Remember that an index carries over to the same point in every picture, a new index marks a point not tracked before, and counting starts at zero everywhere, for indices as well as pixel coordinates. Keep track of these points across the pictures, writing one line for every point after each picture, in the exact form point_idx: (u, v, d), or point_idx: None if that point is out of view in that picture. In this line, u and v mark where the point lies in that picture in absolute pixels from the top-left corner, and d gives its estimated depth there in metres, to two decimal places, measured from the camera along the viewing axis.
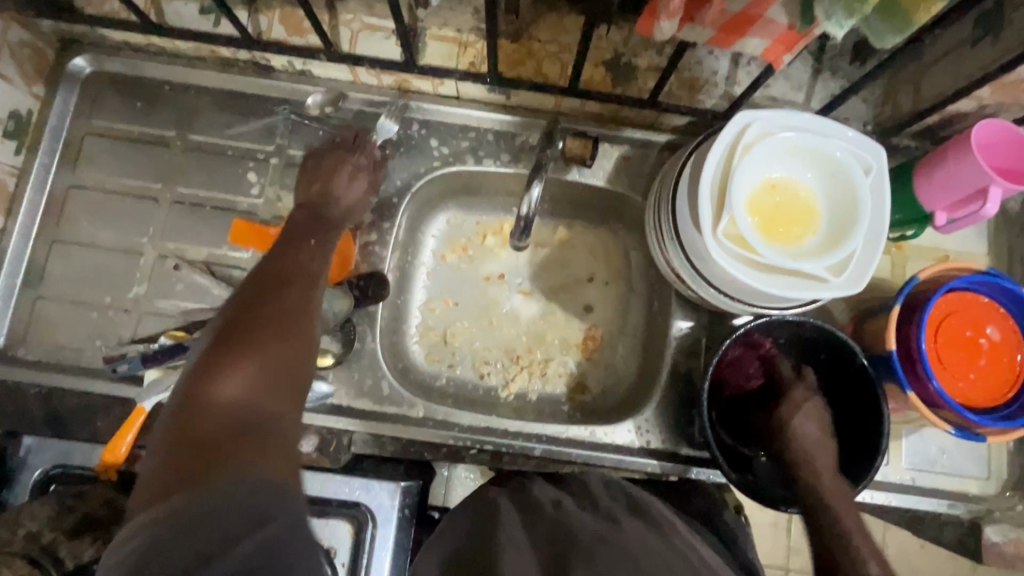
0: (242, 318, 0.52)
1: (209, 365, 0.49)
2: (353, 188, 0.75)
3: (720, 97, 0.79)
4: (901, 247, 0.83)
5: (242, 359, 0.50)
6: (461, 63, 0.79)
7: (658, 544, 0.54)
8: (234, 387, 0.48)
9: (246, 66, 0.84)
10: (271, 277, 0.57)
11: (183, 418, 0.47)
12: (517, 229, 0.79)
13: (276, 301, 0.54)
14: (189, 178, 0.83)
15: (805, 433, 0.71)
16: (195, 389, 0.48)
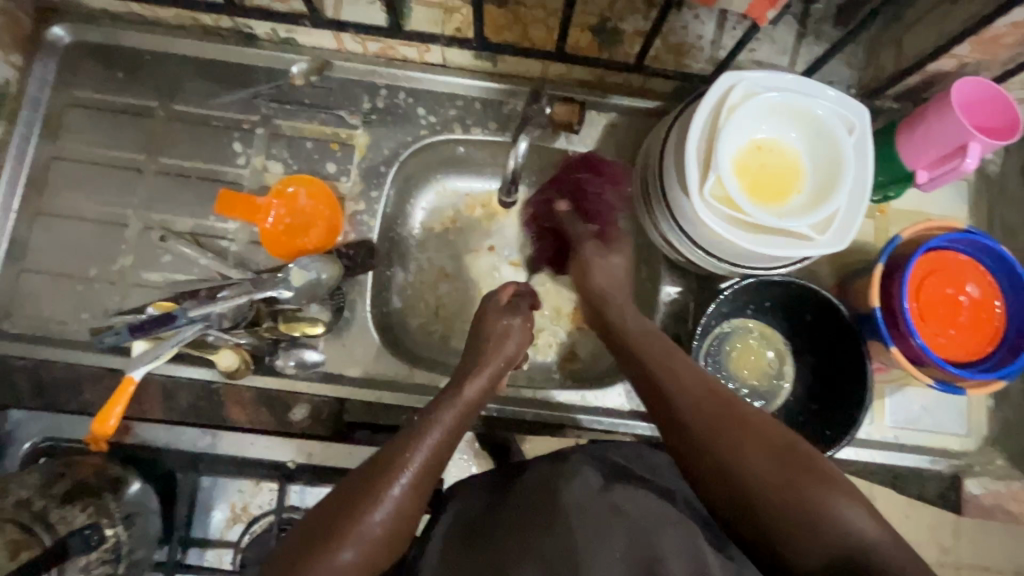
0: (325, 530, 0.53)
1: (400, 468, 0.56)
2: (510, 346, 0.71)
3: (705, 61, 0.79)
4: (884, 211, 0.85)
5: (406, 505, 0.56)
6: (447, 29, 0.78)
7: (600, 513, 0.54)
8: (391, 510, 0.55)
9: (229, 34, 0.83)
10: (354, 503, 0.54)
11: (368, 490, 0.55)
12: (505, 179, 0.79)
13: (356, 525, 0.53)
14: (173, 149, 0.82)
15: (682, 387, 0.61)
16: (378, 478, 0.56)
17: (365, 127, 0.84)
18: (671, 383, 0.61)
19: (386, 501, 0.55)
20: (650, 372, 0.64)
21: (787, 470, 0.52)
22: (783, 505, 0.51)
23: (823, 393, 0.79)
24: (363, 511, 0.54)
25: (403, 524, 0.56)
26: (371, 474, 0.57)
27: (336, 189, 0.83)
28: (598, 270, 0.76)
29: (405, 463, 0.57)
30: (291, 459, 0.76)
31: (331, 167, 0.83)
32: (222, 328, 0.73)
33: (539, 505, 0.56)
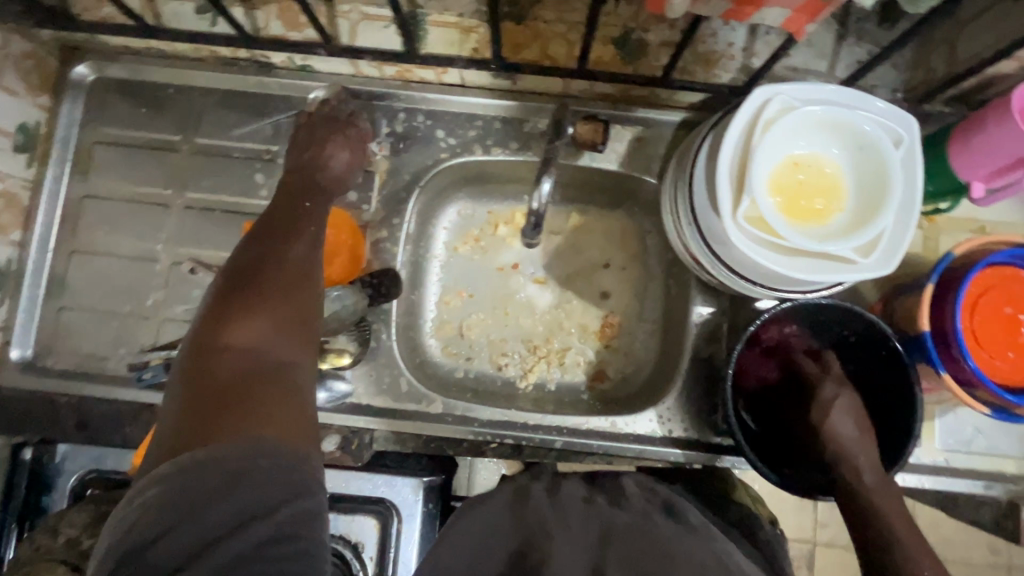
0: (247, 277, 0.60)
1: (222, 322, 0.56)
2: (336, 153, 0.74)
3: (737, 70, 0.75)
4: (933, 220, 0.79)
5: (250, 314, 0.57)
6: (464, 49, 0.76)
7: (687, 551, 0.51)
8: (242, 342, 0.54)
9: (246, 64, 0.83)
10: (206, 341, 0.55)
11: (201, 362, 0.53)
12: (528, 225, 0.77)
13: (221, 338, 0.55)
14: (198, 182, 0.83)
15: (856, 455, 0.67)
16: (213, 332, 0.55)
17: (385, 152, 0.83)
18: (852, 442, 0.68)
19: (297, 257, 0.63)
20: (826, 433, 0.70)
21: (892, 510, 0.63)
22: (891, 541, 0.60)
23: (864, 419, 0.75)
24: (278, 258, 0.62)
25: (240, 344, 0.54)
26: (212, 303, 0.58)
27: (359, 216, 0.83)
28: (838, 416, 0.70)
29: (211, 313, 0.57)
30: (324, 488, 0.77)
31: (352, 195, 0.83)
32: None
33: (628, 535, 0.53)
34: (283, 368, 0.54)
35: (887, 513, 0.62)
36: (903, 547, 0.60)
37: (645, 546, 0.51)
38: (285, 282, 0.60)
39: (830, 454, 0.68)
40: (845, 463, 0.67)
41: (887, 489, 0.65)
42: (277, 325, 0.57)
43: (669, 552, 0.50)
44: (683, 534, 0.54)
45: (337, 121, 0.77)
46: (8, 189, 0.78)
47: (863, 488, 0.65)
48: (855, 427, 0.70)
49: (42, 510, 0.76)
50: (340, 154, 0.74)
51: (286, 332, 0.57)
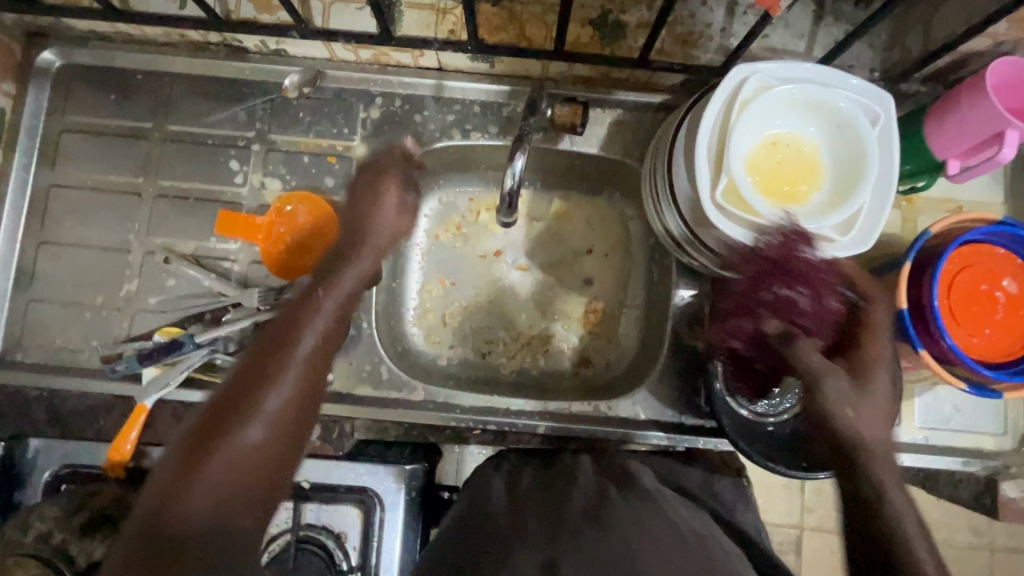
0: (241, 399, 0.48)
1: (193, 456, 0.44)
2: (381, 209, 0.69)
3: (715, 51, 0.74)
4: (911, 200, 0.80)
5: (224, 453, 0.45)
6: (440, 31, 0.75)
7: (652, 526, 0.51)
8: (201, 498, 0.43)
9: (218, 49, 0.81)
10: (173, 476, 0.43)
11: (151, 515, 0.42)
12: (504, 206, 0.75)
13: (181, 488, 0.43)
14: (171, 170, 0.81)
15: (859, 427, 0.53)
16: (180, 464, 0.44)
17: (362, 138, 0.82)
18: (864, 414, 0.54)
19: (284, 383, 0.49)
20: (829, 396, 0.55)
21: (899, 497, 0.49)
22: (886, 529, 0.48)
23: None
24: (277, 377, 0.49)
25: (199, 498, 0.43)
26: (196, 422, 0.47)
27: (336, 203, 0.81)
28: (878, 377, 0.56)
29: (188, 433, 0.46)
30: (305, 479, 0.75)
31: (329, 181, 0.81)
32: (229, 351, 0.75)
33: (617, 515, 0.53)
34: (243, 531, 0.43)
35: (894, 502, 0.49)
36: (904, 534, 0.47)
37: (625, 527, 0.51)
38: (274, 412, 0.48)
39: (834, 424, 0.53)
40: (850, 430, 0.52)
41: (890, 465, 0.51)
42: (257, 470, 0.45)
43: (637, 532, 0.51)
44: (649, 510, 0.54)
45: (375, 167, 0.72)
46: None
47: (870, 448, 0.52)
48: (887, 402, 0.55)
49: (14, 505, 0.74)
50: (386, 208, 0.69)
51: (252, 488, 0.45)
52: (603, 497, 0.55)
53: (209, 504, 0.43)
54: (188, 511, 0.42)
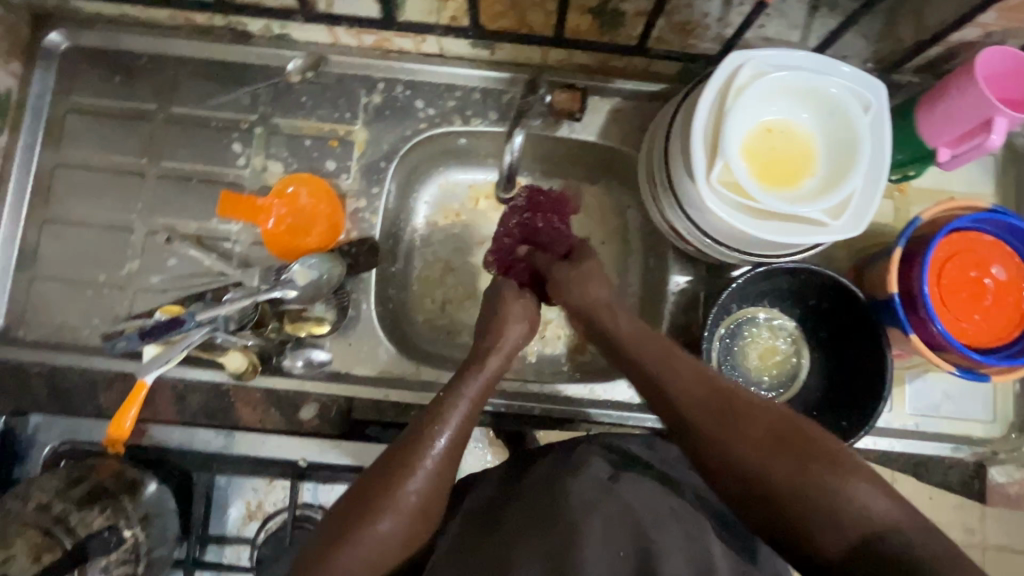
0: (361, 506, 0.56)
1: (376, 497, 0.57)
2: (513, 331, 0.73)
3: (711, 40, 0.76)
4: (903, 190, 0.81)
5: (393, 509, 0.56)
6: (442, 18, 0.75)
7: (604, 505, 0.53)
8: (381, 533, 0.55)
9: (222, 33, 0.82)
10: (375, 488, 0.58)
11: (341, 520, 0.56)
12: (500, 177, 0.79)
13: (363, 529, 0.55)
14: (174, 151, 0.82)
15: (733, 437, 0.56)
16: (363, 501, 0.57)
17: (364, 122, 0.83)
18: (704, 411, 0.59)
19: (421, 471, 0.59)
20: (681, 410, 0.60)
21: (793, 458, 0.53)
22: (798, 500, 0.51)
23: (838, 383, 0.78)
24: (403, 478, 0.58)
25: (384, 552, 0.56)
26: (390, 449, 0.61)
27: (337, 187, 0.82)
28: (676, 361, 0.64)
29: (403, 479, 0.58)
30: (302, 458, 0.76)
31: (330, 164, 0.82)
32: (229, 330, 0.73)
33: (586, 494, 0.55)
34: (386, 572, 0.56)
35: (788, 475, 0.52)
36: (815, 497, 0.51)
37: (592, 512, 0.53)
38: (424, 506, 0.58)
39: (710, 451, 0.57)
40: (722, 445, 0.56)
41: (780, 440, 0.55)
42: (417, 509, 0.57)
43: (593, 509, 0.53)
44: (609, 490, 0.55)
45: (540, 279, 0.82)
46: None
47: (743, 454, 0.55)
48: (658, 359, 0.65)
49: (13, 481, 0.75)
50: (516, 328, 0.73)
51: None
52: (569, 478, 0.57)
53: (388, 537, 0.56)
54: (365, 544, 0.55)
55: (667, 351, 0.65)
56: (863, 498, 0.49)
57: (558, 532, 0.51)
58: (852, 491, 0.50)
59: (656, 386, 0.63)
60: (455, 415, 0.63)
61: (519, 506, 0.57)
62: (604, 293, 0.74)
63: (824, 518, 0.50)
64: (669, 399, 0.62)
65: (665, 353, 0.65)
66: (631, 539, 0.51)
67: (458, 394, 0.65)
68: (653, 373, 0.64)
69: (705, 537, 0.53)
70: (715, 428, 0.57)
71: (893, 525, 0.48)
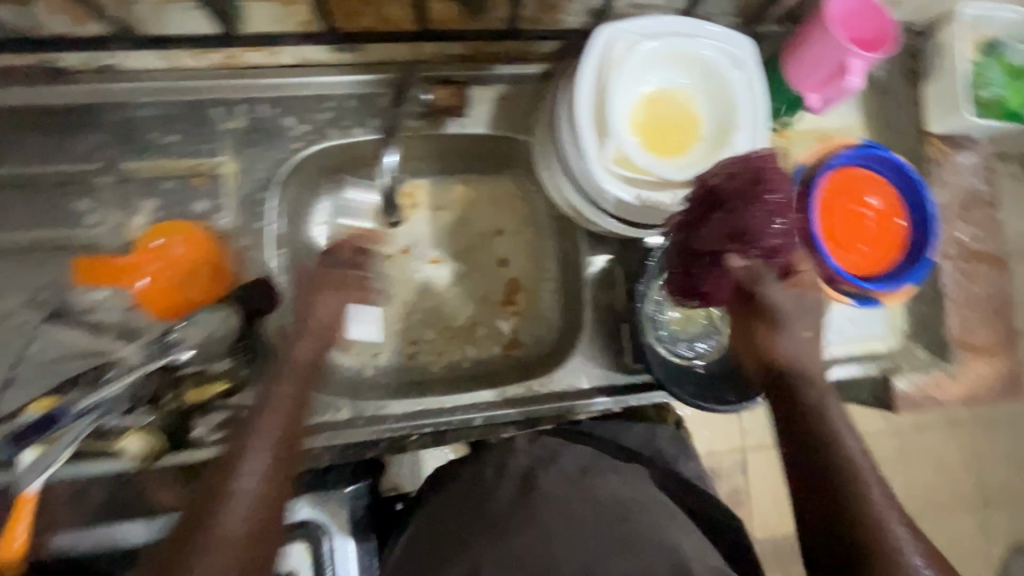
0: (223, 468, 0.61)
1: (259, 446, 0.64)
2: (321, 312, 0.75)
3: (583, 14, 0.74)
4: (785, 136, 0.84)
5: (256, 459, 0.62)
6: (293, 24, 0.68)
7: (593, 506, 0.57)
8: (240, 488, 0.61)
9: (31, 72, 0.70)
10: (251, 440, 0.65)
11: (235, 474, 0.61)
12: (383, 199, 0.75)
13: (232, 489, 0.60)
14: (3, 222, 0.70)
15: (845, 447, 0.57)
16: (220, 478, 0.60)
17: (231, 152, 0.75)
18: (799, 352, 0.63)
19: (255, 464, 0.62)
20: (786, 388, 0.62)
21: (820, 501, 0.56)
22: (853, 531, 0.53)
23: None
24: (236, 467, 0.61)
25: (233, 526, 0.58)
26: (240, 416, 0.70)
27: (214, 227, 0.74)
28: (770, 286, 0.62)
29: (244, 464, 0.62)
30: None
31: (201, 205, 0.74)
32: (121, 412, 0.65)
33: (550, 507, 0.56)
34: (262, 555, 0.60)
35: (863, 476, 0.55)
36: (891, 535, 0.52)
37: (556, 522, 0.55)
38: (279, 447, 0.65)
39: (827, 434, 0.58)
40: (823, 423, 0.59)
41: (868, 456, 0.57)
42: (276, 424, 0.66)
43: (563, 527, 0.54)
44: (581, 484, 0.59)
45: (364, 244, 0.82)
46: None
47: (846, 448, 0.57)
48: (790, 297, 0.63)
49: None
50: (327, 308, 0.75)
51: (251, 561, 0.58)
52: (541, 472, 0.61)
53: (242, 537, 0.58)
54: (233, 505, 0.60)
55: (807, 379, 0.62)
56: (909, 547, 0.51)
57: (522, 522, 0.55)
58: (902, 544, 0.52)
59: (810, 398, 0.61)
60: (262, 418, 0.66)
61: (501, 502, 0.59)
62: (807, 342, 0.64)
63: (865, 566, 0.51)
64: (808, 415, 0.60)
65: (824, 390, 0.62)
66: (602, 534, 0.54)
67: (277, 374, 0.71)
68: (810, 392, 0.61)
69: (677, 527, 0.57)
70: (830, 436, 0.58)
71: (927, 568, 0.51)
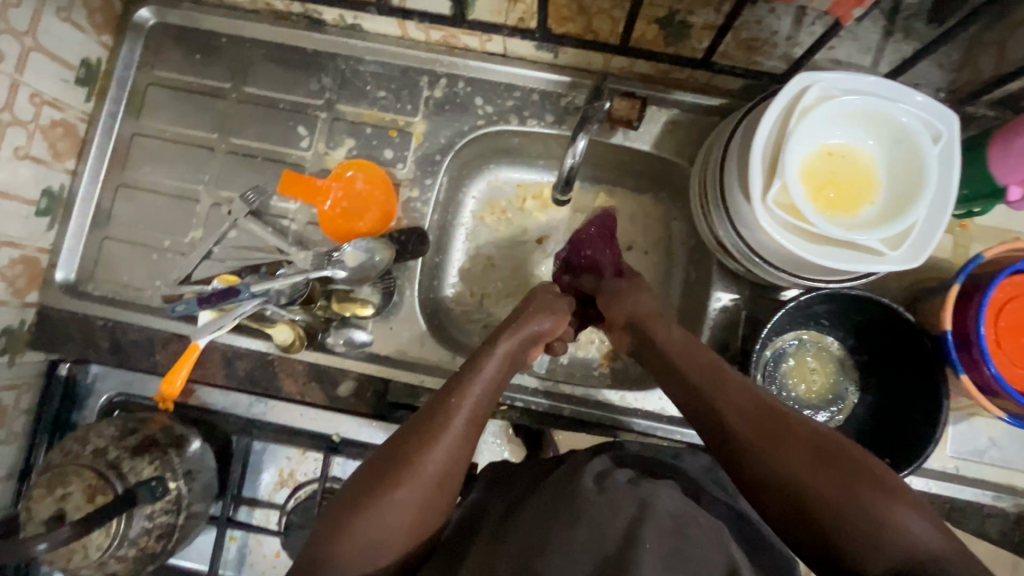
0: (409, 443, 0.58)
1: (449, 411, 0.60)
2: (543, 321, 0.73)
3: (778, 59, 0.75)
4: (966, 226, 0.79)
5: (427, 448, 0.57)
6: (510, 18, 0.77)
7: (647, 515, 0.50)
8: (428, 469, 0.57)
9: (299, 19, 0.85)
10: (435, 414, 0.60)
11: (415, 445, 0.58)
12: (561, 180, 0.78)
13: (414, 465, 0.56)
14: (242, 129, 0.86)
15: (735, 406, 0.59)
16: (405, 443, 0.58)
17: (424, 115, 0.85)
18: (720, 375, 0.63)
19: (442, 443, 0.58)
20: (694, 384, 0.64)
21: (835, 472, 0.51)
22: (829, 504, 0.49)
23: (891, 418, 0.76)
24: (429, 441, 0.58)
25: (434, 496, 0.57)
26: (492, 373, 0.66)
27: (392, 174, 0.85)
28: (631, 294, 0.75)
29: (453, 412, 0.60)
30: (335, 432, 0.81)
31: (388, 153, 0.85)
32: (279, 303, 0.78)
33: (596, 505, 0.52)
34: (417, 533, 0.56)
35: (813, 458, 0.52)
36: (841, 513, 0.48)
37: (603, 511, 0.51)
38: (472, 423, 0.61)
39: (729, 409, 0.59)
40: (722, 397, 0.60)
41: (809, 442, 0.54)
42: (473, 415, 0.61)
43: (610, 521, 0.50)
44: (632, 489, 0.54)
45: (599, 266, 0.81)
46: (68, 119, 0.82)
47: (752, 429, 0.56)
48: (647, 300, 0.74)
49: (70, 424, 0.82)
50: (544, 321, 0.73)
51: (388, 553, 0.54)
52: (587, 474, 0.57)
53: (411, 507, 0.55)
54: (400, 487, 0.55)
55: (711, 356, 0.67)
56: (914, 527, 0.46)
57: (562, 525, 0.51)
58: (897, 523, 0.47)
59: (704, 403, 0.62)
60: (488, 365, 0.66)
61: (528, 514, 0.56)
62: (653, 297, 0.75)
63: (856, 528, 0.47)
64: (722, 429, 0.59)
65: (727, 376, 0.62)
66: (659, 538, 0.48)
67: (477, 369, 0.65)
68: (697, 377, 0.64)
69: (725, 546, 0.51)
70: (764, 448, 0.55)
71: (941, 549, 0.45)
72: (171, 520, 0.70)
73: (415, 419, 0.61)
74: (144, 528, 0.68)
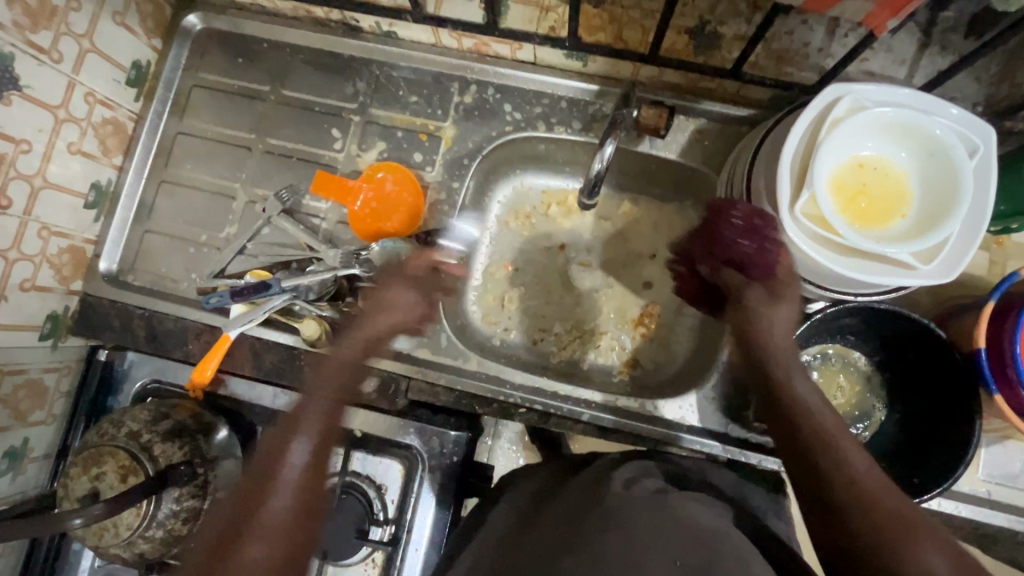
0: (263, 474, 0.62)
1: (282, 449, 0.63)
2: (396, 314, 0.79)
3: (810, 70, 0.75)
4: (1002, 244, 0.77)
5: (270, 485, 0.61)
6: (541, 27, 0.78)
7: (674, 525, 0.50)
8: (270, 508, 0.59)
9: (337, 26, 0.88)
10: (279, 449, 0.63)
11: (262, 475, 0.62)
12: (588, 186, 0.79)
13: (262, 505, 0.59)
14: (279, 130, 0.89)
15: (805, 408, 0.60)
16: (265, 472, 0.62)
17: (453, 121, 0.87)
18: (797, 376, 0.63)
19: (279, 483, 0.61)
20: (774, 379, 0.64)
21: (891, 501, 0.52)
22: (863, 530, 0.50)
23: (918, 437, 0.74)
24: (276, 474, 0.61)
25: (283, 541, 0.58)
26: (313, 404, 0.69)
27: (421, 177, 0.88)
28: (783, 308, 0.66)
29: (290, 450, 0.63)
30: (356, 425, 0.78)
31: (418, 157, 0.88)
32: (309, 299, 0.80)
33: (626, 513, 0.52)
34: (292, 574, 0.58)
35: (863, 485, 0.53)
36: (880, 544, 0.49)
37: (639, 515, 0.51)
38: (314, 463, 0.64)
39: (801, 411, 0.60)
40: (789, 397, 0.62)
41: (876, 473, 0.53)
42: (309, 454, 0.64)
43: (641, 529, 0.50)
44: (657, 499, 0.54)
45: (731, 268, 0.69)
46: (117, 118, 0.86)
47: (825, 438, 0.57)
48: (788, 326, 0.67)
49: (107, 408, 0.83)
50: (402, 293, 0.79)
51: None
52: (613, 483, 0.57)
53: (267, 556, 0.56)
54: (262, 519, 0.58)
55: (793, 357, 0.65)
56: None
57: (595, 527, 0.51)
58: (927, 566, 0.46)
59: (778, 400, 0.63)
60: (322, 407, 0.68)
61: (552, 515, 0.57)
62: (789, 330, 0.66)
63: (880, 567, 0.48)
64: (789, 430, 0.60)
65: (797, 375, 0.63)
66: (687, 547, 0.48)
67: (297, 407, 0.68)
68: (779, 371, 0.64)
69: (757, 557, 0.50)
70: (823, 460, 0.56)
71: None
72: (196, 505, 0.73)
73: (259, 455, 0.65)
74: (172, 510, 0.71)
